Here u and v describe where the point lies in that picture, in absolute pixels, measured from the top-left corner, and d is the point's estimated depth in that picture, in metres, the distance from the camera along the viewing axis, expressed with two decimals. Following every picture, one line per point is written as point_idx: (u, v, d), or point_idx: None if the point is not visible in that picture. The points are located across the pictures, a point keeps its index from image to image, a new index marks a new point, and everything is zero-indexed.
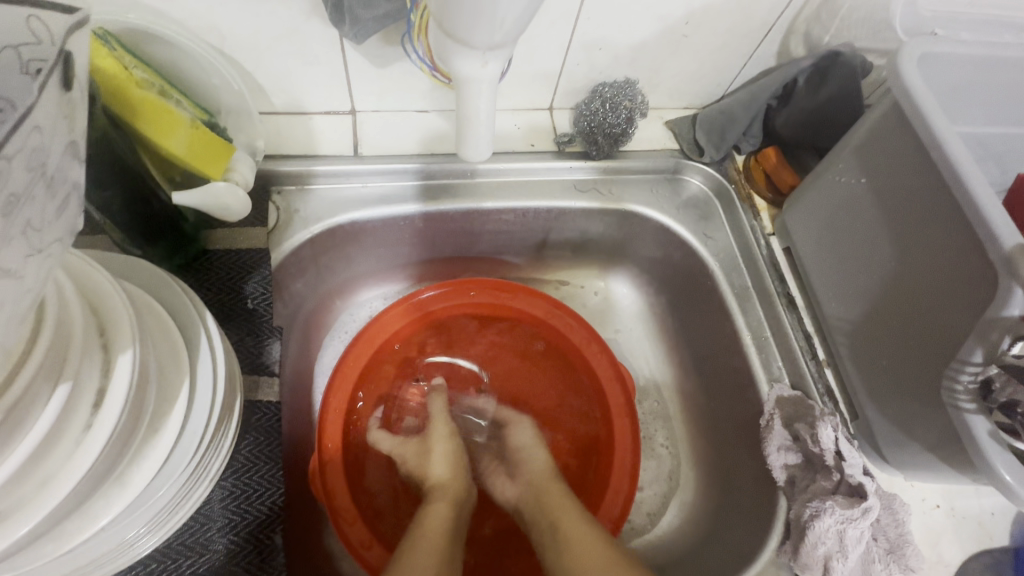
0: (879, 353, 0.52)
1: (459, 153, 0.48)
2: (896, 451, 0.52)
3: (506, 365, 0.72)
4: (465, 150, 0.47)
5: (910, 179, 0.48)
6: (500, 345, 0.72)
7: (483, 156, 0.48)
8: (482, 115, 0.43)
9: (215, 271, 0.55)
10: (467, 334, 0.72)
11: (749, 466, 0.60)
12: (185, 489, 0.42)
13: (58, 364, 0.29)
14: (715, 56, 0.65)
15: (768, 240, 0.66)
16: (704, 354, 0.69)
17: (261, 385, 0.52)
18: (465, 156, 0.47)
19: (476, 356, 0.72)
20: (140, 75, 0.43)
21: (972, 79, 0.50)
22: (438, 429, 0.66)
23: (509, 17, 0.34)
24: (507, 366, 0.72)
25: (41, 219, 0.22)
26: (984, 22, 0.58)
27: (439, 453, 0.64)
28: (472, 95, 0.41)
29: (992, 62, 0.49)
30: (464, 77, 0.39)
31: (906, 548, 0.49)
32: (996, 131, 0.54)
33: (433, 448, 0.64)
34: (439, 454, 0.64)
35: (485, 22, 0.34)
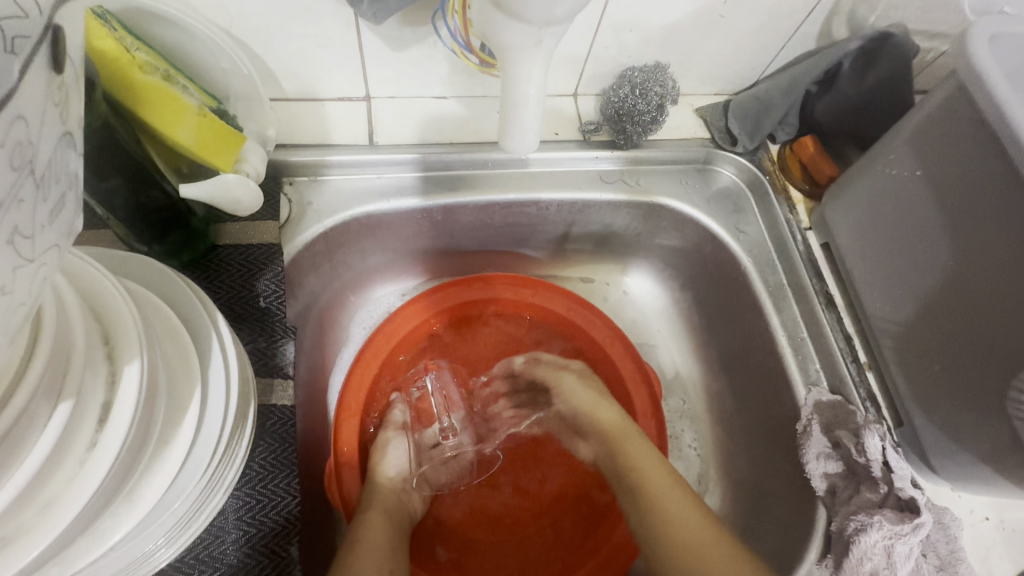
0: (931, 358, 0.49)
1: (500, 143, 0.44)
2: (946, 461, 0.49)
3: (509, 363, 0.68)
4: (509, 142, 0.43)
5: (972, 170, 0.44)
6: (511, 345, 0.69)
7: (527, 149, 0.44)
8: (531, 102, 0.39)
9: (224, 268, 0.52)
10: (479, 332, 0.69)
11: (784, 473, 0.57)
12: (198, 502, 0.39)
13: (59, 381, 0.26)
14: (753, 38, 0.61)
15: (805, 235, 0.62)
16: (734, 354, 0.65)
17: (275, 388, 0.50)
18: (508, 148, 0.44)
19: (488, 354, 0.68)
20: (142, 58, 0.39)
21: None
22: (384, 435, 0.62)
23: None
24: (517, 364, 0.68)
25: (31, 225, 0.19)
26: None
27: (390, 458, 0.60)
28: (522, 81, 0.38)
29: None
30: (515, 56, 0.36)
31: (958, 566, 0.46)
32: None
33: (387, 453, 0.61)
34: (393, 458, 0.61)
35: None
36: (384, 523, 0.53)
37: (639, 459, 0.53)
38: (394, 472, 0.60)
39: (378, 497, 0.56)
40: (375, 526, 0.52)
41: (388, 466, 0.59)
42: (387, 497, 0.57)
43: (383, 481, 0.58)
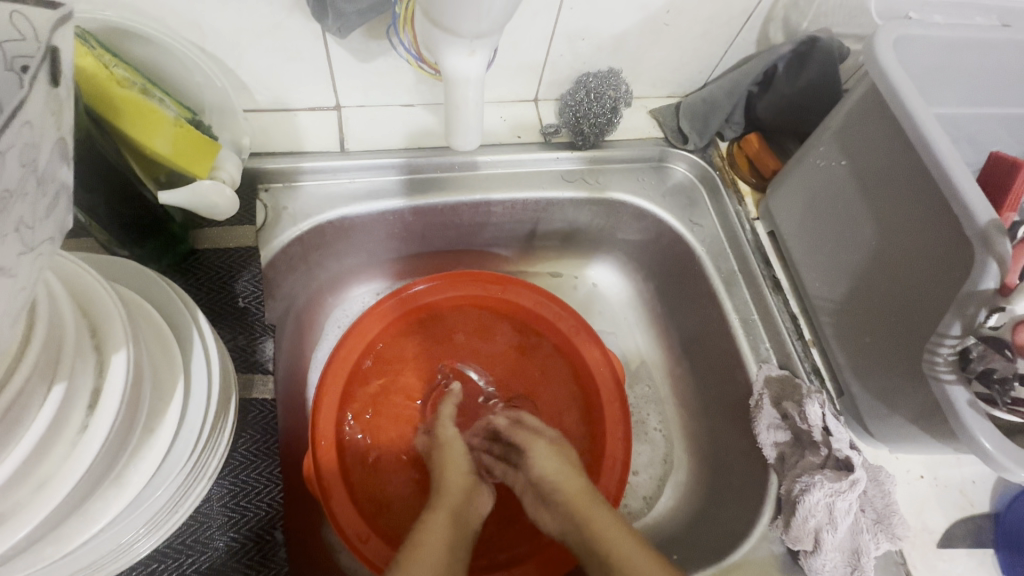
0: (864, 331, 0.53)
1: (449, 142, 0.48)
2: (880, 425, 0.54)
3: (481, 354, 0.72)
4: (456, 140, 0.47)
5: (887, 158, 0.49)
6: (482, 338, 0.72)
7: (472, 147, 0.48)
8: (470, 105, 0.43)
9: (203, 270, 0.54)
10: (474, 335, 0.72)
11: (739, 445, 0.61)
12: (184, 487, 0.42)
13: (52, 365, 0.29)
14: (697, 44, 0.66)
15: (753, 224, 0.67)
16: (693, 339, 0.70)
17: (255, 383, 0.52)
18: (455, 144, 0.47)
19: (484, 356, 0.72)
20: (120, 74, 0.42)
21: (945, 61, 0.52)
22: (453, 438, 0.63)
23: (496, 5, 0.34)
24: (487, 355, 0.72)
25: (33, 218, 0.22)
26: (956, 6, 0.60)
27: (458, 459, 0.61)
28: (461, 85, 0.41)
29: (965, 44, 0.50)
30: (454, 66, 0.39)
31: (892, 518, 0.50)
32: (972, 111, 0.55)
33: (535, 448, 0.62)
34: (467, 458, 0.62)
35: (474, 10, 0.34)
36: (449, 527, 0.55)
37: (610, 536, 0.53)
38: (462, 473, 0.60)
39: (443, 500, 0.57)
40: (436, 529, 0.54)
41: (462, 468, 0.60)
42: (455, 497, 0.58)
43: (450, 482, 0.59)
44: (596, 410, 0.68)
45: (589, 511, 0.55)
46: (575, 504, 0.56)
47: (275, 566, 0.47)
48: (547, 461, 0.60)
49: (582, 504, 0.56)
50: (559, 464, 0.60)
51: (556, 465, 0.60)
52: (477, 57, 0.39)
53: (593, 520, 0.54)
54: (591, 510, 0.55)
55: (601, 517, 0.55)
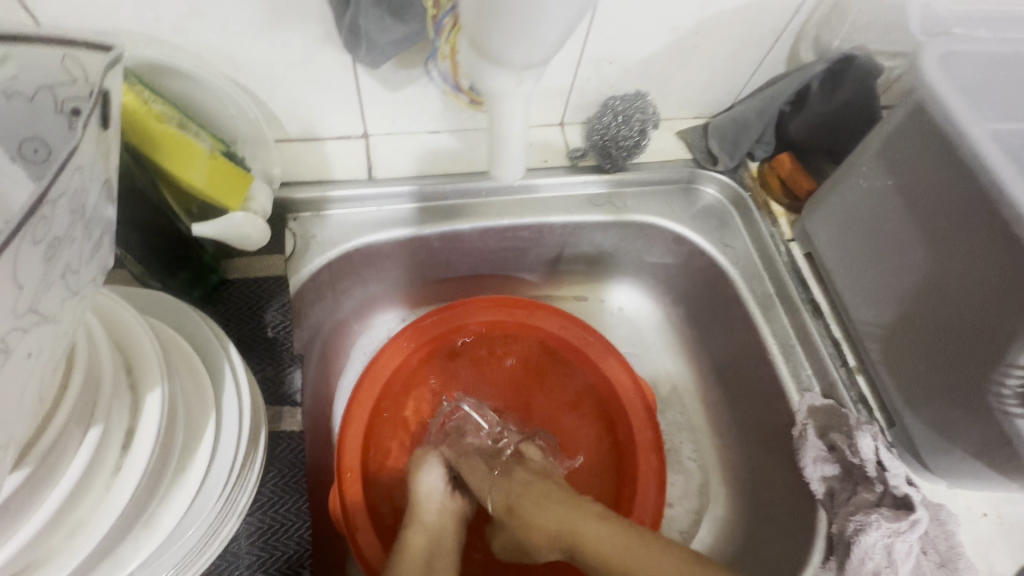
0: (914, 360, 0.51)
1: (493, 172, 0.49)
2: (938, 459, 0.51)
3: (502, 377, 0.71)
4: (499, 169, 0.48)
5: (932, 175, 0.47)
6: (504, 362, 0.71)
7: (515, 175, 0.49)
8: (515, 135, 0.44)
9: (232, 300, 0.54)
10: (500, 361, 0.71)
11: (783, 477, 0.59)
12: (214, 527, 0.40)
13: (90, 406, 0.28)
14: (725, 64, 0.65)
15: (788, 246, 0.66)
16: (729, 366, 0.68)
17: (284, 416, 0.51)
18: (499, 174, 0.49)
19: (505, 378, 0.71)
20: (158, 109, 0.43)
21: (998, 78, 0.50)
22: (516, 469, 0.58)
23: (550, 35, 0.33)
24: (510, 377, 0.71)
25: (79, 264, 0.21)
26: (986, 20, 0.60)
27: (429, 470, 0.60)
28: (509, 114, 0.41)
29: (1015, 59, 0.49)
30: (495, 94, 0.39)
31: (958, 561, 0.46)
32: None
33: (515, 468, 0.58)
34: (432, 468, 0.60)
35: (523, 40, 0.33)
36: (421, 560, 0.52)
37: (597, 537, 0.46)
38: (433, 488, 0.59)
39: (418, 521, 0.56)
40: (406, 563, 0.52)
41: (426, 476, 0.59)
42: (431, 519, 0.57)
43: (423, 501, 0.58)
44: (625, 441, 0.66)
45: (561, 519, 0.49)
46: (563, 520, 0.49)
47: None
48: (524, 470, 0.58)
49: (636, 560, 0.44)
50: (612, 526, 0.47)
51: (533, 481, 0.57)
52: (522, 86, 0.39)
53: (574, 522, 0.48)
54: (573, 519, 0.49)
55: (584, 517, 0.48)
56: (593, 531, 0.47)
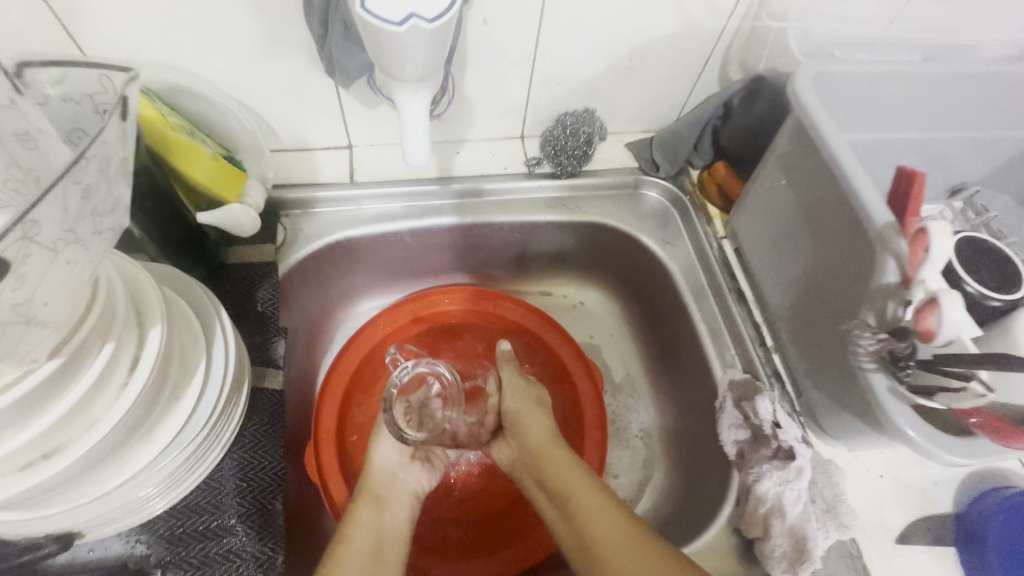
0: (809, 334, 0.58)
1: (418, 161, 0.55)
2: (832, 422, 0.57)
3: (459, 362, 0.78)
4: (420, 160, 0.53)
5: (814, 176, 0.55)
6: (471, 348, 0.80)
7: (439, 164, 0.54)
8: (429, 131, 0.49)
9: (230, 280, 0.64)
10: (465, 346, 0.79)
11: (709, 445, 0.65)
12: (199, 453, 0.49)
13: (107, 327, 0.38)
14: (663, 84, 0.75)
15: (720, 243, 0.73)
16: (670, 350, 0.75)
17: (267, 375, 0.60)
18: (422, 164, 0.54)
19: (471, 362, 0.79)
20: (173, 121, 0.54)
21: (863, 91, 0.59)
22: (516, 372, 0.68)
23: (418, 54, 0.38)
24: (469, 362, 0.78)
25: (103, 209, 0.30)
26: (874, 44, 0.70)
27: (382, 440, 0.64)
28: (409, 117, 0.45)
29: (875, 77, 0.58)
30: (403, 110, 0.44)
31: (840, 507, 0.52)
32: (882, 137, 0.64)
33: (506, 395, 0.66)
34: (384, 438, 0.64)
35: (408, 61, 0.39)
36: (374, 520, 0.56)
37: (579, 496, 0.53)
38: (385, 457, 0.63)
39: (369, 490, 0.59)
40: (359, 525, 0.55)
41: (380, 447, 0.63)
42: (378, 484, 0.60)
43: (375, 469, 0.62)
44: (574, 417, 0.74)
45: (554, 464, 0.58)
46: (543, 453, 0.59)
47: (274, 532, 0.52)
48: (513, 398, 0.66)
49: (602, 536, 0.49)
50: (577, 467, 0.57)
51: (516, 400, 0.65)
52: (421, 97, 0.43)
53: (555, 467, 0.57)
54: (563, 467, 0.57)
55: (566, 466, 0.57)
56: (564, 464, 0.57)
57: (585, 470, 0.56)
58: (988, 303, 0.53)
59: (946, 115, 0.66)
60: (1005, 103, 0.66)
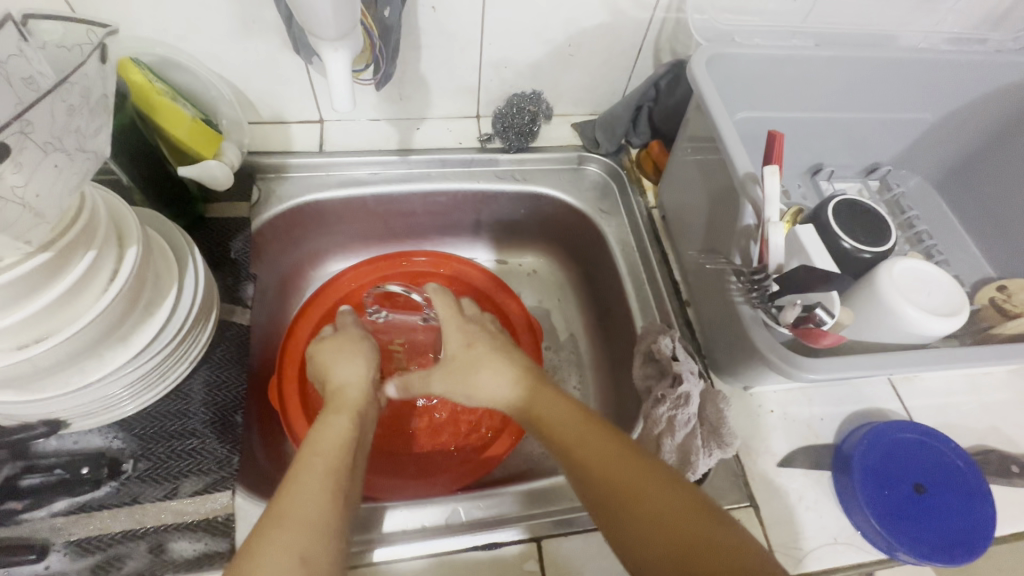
0: (708, 282, 0.66)
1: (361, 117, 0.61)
2: (726, 360, 0.65)
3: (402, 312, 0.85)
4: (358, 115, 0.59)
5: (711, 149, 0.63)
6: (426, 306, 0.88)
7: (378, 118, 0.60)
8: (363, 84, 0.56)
9: (208, 231, 0.73)
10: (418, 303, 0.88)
11: (629, 388, 0.73)
12: (168, 363, 0.58)
13: (91, 237, 0.47)
14: (602, 70, 0.83)
15: (650, 212, 0.82)
16: (604, 308, 0.83)
17: (236, 311, 0.69)
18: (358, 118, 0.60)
19: None
20: (159, 86, 0.63)
21: (761, 72, 0.68)
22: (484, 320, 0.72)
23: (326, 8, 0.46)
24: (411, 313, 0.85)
25: (88, 130, 0.40)
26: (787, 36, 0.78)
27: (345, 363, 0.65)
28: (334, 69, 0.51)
29: (772, 59, 0.67)
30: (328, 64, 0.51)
31: (722, 427, 0.59)
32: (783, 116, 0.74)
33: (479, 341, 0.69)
34: (354, 363, 0.65)
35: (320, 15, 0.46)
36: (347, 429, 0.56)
37: (574, 433, 0.56)
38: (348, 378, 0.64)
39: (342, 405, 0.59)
40: (332, 432, 0.55)
41: (351, 368, 0.64)
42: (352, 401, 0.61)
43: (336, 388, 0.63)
44: None
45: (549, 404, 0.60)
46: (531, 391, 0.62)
47: (232, 438, 0.60)
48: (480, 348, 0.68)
49: (612, 467, 0.52)
50: (570, 416, 0.57)
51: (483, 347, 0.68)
52: (340, 55, 0.50)
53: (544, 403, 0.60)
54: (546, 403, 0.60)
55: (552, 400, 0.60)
56: (552, 413, 0.59)
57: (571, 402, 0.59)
58: (859, 255, 0.61)
59: (845, 98, 0.74)
60: (900, 87, 0.74)
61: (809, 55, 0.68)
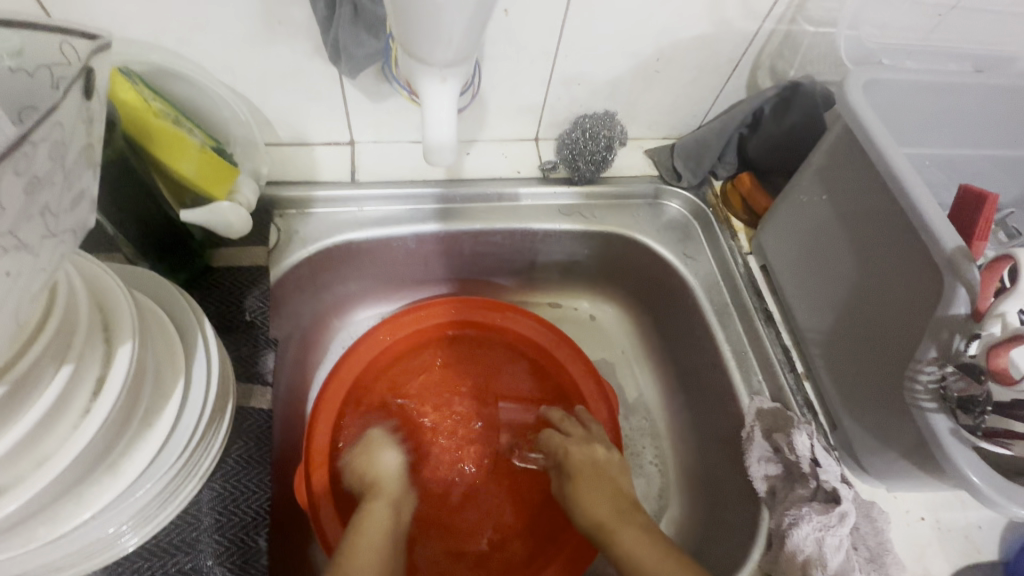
0: (851, 363, 0.53)
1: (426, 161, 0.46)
2: (873, 459, 0.52)
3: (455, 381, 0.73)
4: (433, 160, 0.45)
5: (895, 248, 0.47)
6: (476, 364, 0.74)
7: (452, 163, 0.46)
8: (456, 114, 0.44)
9: (215, 285, 0.58)
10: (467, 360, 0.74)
11: (734, 478, 0.60)
12: (176, 483, 0.43)
13: (62, 349, 0.32)
14: (688, 89, 0.70)
15: (745, 259, 0.69)
16: (688, 371, 0.71)
17: (254, 393, 0.54)
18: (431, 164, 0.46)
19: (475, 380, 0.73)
20: (158, 106, 0.48)
21: (905, 100, 0.56)
22: (595, 447, 0.62)
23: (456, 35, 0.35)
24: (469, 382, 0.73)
25: (58, 207, 0.25)
26: (915, 53, 0.66)
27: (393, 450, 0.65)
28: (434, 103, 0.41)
29: (920, 86, 0.55)
30: (428, 97, 0.40)
31: (886, 557, 0.48)
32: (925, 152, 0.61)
33: (588, 481, 0.59)
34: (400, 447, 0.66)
35: (438, 40, 0.36)
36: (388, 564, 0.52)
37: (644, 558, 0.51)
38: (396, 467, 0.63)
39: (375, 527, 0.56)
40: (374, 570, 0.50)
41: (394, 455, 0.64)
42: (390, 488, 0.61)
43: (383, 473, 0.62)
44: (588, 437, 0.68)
45: (626, 536, 0.53)
46: (609, 526, 0.55)
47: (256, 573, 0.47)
48: (591, 494, 0.58)
49: None
50: (650, 546, 0.52)
51: (600, 498, 0.58)
52: (449, 85, 0.40)
53: (617, 530, 0.54)
54: (618, 527, 0.54)
55: (628, 525, 0.54)
56: (629, 541, 0.53)
57: (641, 527, 0.54)
58: None
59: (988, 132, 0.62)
60: None
61: (963, 83, 0.56)
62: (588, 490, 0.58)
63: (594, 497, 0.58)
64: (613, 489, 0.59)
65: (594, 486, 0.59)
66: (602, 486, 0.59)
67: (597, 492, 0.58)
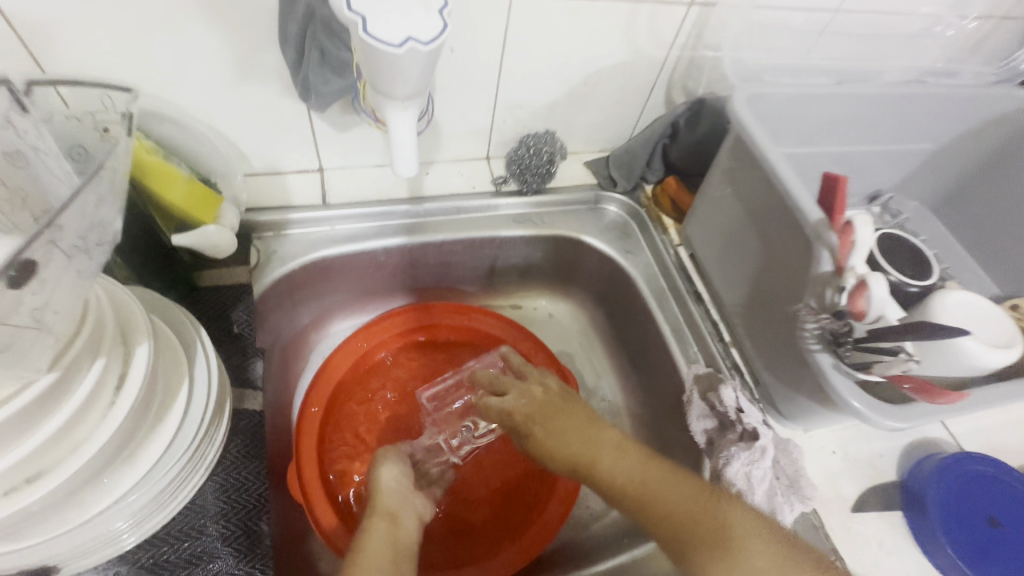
0: (763, 327, 0.64)
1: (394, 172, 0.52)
2: (788, 405, 0.62)
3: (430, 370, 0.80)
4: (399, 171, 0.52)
5: (780, 227, 0.58)
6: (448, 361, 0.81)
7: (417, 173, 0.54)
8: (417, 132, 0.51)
9: (204, 302, 0.65)
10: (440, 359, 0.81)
11: (681, 438, 0.69)
12: (184, 473, 0.48)
13: (95, 346, 0.38)
14: (615, 108, 0.81)
15: (676, 250, 0.79)
16: (636, 351, 0.80)
17: (246, 397, 0.60)
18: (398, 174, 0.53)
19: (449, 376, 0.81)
20: (148, 145, 0.55)
21: (786, 108, 0.68)
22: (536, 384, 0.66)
23: (413, 77, 0.44)
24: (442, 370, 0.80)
25: None
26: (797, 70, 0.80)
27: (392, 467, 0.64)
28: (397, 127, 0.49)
29: (796, 97, 0.67)
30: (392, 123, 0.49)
31: (801, 481, 0.57)
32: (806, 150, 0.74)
33: (544, 415, 0.63)
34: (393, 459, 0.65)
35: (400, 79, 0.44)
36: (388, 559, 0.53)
37: (628, 476, 0.55)
38: (394, 480, 0.63)
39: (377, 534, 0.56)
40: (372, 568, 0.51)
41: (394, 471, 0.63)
42: (390, 504, 0.60)
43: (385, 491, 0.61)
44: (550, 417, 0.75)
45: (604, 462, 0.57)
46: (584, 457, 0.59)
47: (261, 554, 0.52)
48: (553, 424, 0.62)
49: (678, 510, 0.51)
50: (630, 469, 0.56)
51: (561, 426, 0.62)
52: (410, 113, 0.48)
53: (591, 456, 0.58)
54: (591, 455, 0.58)
55: (597, 450, 0.59)
56: (609, 467, 0.57)
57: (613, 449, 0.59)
58: (905, 288, 0.60)
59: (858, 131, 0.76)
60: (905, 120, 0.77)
61: (829, 92, 0.68)
62: (546, 422, 0.62)
63: (556, 432, 0.61)
64: (566, 414, 0.63)
65: (557, 419, 0.62)
66: (559, 419, 0.62)
67: (556, 423, 0.62)
